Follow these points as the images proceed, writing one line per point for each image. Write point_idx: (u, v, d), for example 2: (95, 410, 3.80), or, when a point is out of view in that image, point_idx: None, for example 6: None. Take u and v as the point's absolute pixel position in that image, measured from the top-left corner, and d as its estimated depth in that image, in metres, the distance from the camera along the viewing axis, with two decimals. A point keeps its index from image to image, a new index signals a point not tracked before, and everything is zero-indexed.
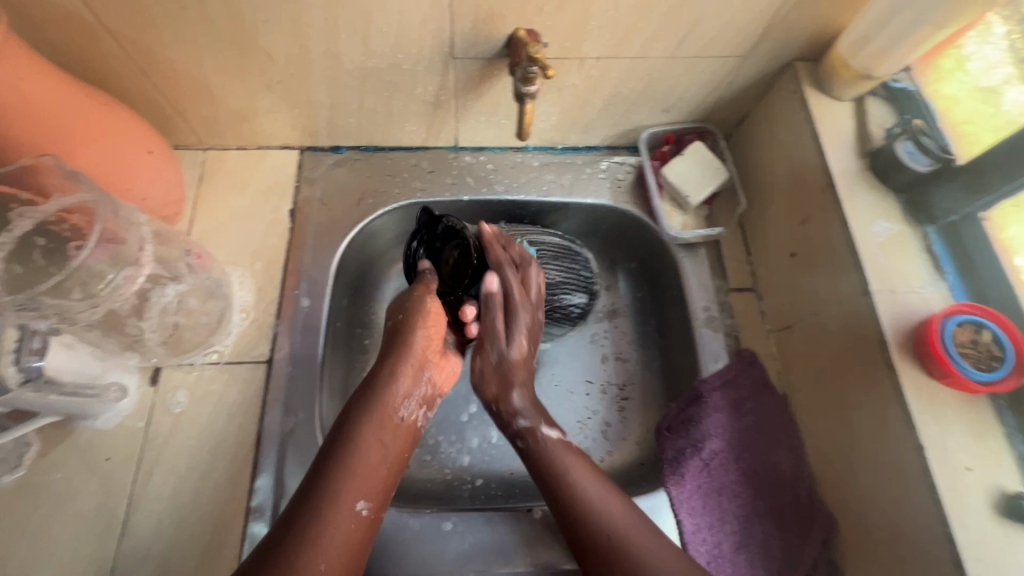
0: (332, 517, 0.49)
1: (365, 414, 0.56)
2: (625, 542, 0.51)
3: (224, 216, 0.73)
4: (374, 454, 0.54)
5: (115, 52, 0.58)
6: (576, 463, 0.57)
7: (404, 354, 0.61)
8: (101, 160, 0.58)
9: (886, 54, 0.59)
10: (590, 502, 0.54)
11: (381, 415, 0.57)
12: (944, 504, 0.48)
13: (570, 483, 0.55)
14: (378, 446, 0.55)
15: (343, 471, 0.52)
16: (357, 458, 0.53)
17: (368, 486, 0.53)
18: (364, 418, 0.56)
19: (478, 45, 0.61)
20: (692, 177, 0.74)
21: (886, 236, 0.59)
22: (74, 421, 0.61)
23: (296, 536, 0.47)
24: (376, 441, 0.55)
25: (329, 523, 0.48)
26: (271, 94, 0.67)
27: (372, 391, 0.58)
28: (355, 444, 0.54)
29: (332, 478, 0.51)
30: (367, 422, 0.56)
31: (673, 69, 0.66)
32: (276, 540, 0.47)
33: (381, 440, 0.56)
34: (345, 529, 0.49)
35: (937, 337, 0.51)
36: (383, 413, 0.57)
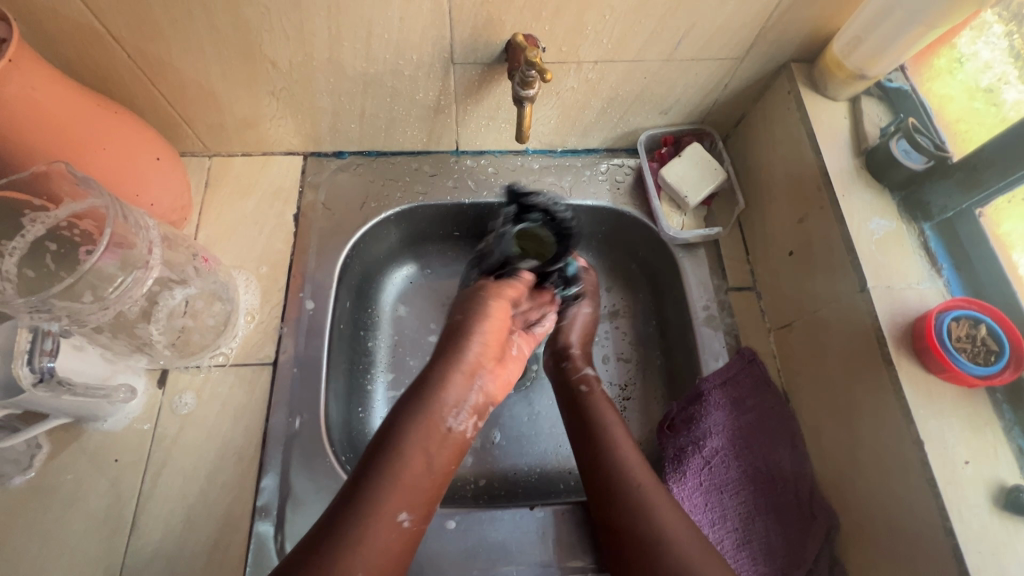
0: (372, 526, 0.48)
1: (419, 415, 0.54)
2: (646, 497, 0.54)
3: (230, 221, 0.74)
4: (418, 465, 0.52)
5: (123, 62, 0.60)
6: (618, 426, 0.61)
7: (456, 359, 0.57)
8: (110, 168, 0.60)
9: (879, 55, 0.60)
10: (624, 461, 0.57)
11: (430, 421, 0.54)
12: (942, 498, 0.48)
13: (610, 442, 0.59)
14: (424, 455, 0.53)
15: (387, 480, 0.50)
16: (400, 468, 0.51)
17: (410, 497, 0.51)
18: (416, 423, 0.53)
19: (478, 50, 0.62)
20: (690, 178, 0.75)
21: (882, 233, 0.59)
22: (83, 423, 0.62)
23: (336, 545, 0.46)
24: (424, 449, 0.53)
25: (367, 535, 0.48)
26: (276, 101, 0.68)
27: (420, 393, 0.55)
28: (401, 453, 0.52)
29: (374, 487, 0.50)
30: (419, 427, 0.53)
31: (671, 71, 0.67)
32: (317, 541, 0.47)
33: (429, 448, 0.53)
34: (384, 539, 0.49)
35: (933, 333, 0.52)
36: (436, 418, 0.54)
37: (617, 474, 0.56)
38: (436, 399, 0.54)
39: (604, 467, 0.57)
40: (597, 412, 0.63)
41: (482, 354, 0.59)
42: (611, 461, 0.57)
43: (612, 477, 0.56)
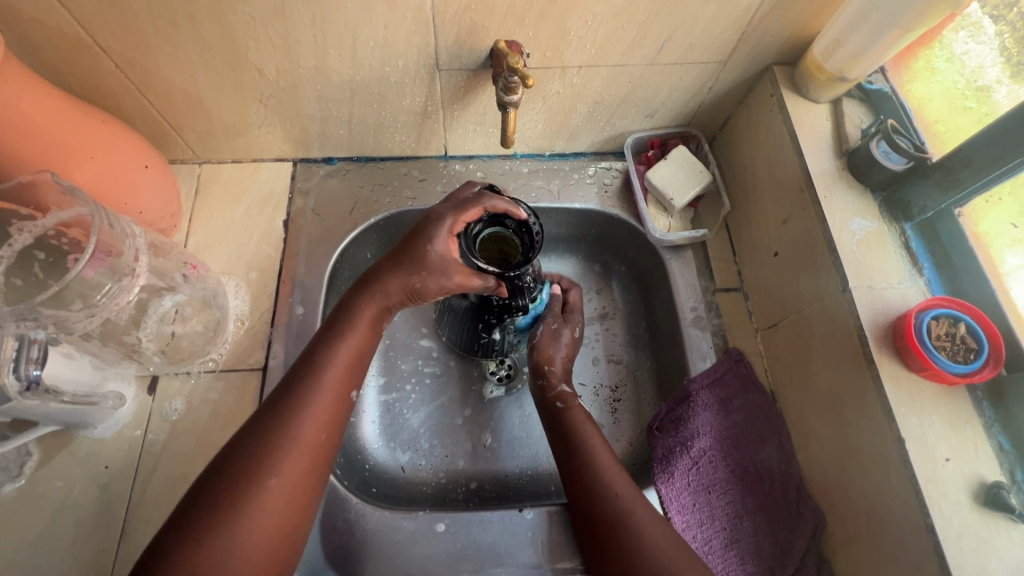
0: (295, 430, 0.51)
1: (338, 334, 0.58)
2: (628, 509, 0.54)
3: (219, 227, 0.75)
4: (337, 374, 0.55)
5: (111, 71, 0.60)
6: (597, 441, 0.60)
7: (398, 285, 0.60)
8: (99, 177, 0.60)
9: (859, 57, 0.60)
10: (602, 471, 0.57)
11: (348, 339, 0.58)
12: (924, 495, 0.49)
13: (587, 453, 0.59)
14: (342, 367, 0.56)
15: (306, 389, 0.53)
16: (321, 375, 0.55)
17: (329, 405, 0.54)
18: (334, 338, 0.57)
19: (462, 56, 0.63)
20: (676, 180, 0.76)
21: (864, 233, 0.60)
22: (73, 430, 0.62)
23: (258, 448, 0.49)
24: (343, 363, 0.56)
25: (290, 440, 0.50)
26: (264, 108, 0.69)
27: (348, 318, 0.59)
28: (322, 364, 0.55)
29: (295, 392, 0.53)
30: (337, 343, 0.57)
31: (654, 75, 0.68)
32: (239, 446, 0.50)
33: (346, 363, 0.57)
34: (306, 442, 0.51)
35: (913, 332, 0.52)
36: (354, 336, 0.58)
37: (596, 483, 0.56)
38: (355, 320, 0.59)
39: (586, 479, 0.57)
40: (577, 427, 0.62)
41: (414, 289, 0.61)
42: (589, 471, 0.57)
43: (589, 487, 0.56)
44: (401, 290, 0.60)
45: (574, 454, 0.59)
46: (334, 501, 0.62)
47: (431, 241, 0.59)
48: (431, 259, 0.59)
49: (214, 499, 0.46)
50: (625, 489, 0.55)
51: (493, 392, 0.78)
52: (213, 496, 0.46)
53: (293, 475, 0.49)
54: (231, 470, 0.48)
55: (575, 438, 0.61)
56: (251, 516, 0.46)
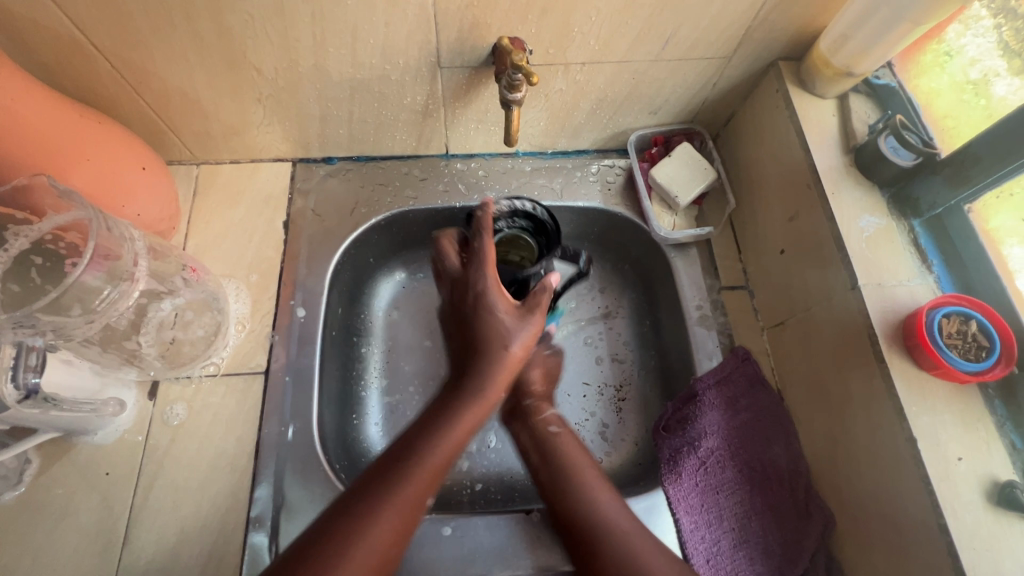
0: (366, 539, 0.44)
1: (439, 427, 0.52)
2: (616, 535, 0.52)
3: (219, 229, 0.74)
4: (425, 481, 0.49)
5: (106, 71, 0.59)
6: (587, 466, 0.59)
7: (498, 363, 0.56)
8: (95, 180, 0.59)
9: (866, 52, 0.60)
10: (593, 497, 0.55)
11: (446, 436, 0.52)
12: (937, 495, 0.48)
13: (582, 485, 0.56)
14: (433, 470, 0.50)
15: (388, 491, 0.47)
16: (411, 479, 0.48)
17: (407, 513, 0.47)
18: (430, 435, 0.51)
19: (464, 54, 0.62)
20: (681, 177, 0.75)
21: (872, 230, 0.59)
22: (73, 437, 0.61)
23: (323, 555, 0.43)
24: (435, 465, 0.50)
25: (359, 547, 0.44)
26: (263, 107, 0.68)
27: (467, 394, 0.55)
28: (412, 466, 0.49)
29: (381, 491, 0.47)
30: (435, 440, 0.51)
31: (659, 72, 0.67)
32: (303, 547, 0.43)
33: (439, 465, 0.51)
34: (376, 556, 0.44)
35: (924, 329, 0.52)
36: (452, 435, 0.52)
37: (586, 509, 0.54)
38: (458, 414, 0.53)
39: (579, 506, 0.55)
40: (565, 448, 0.61)
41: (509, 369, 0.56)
42: (580, 498, 0.55)
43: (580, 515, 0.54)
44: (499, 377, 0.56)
45: (569, 478, 0.57)
46: None
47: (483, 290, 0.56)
48: (511, 326, 0.56)
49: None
50: (629, 523, 0.53)
51: None
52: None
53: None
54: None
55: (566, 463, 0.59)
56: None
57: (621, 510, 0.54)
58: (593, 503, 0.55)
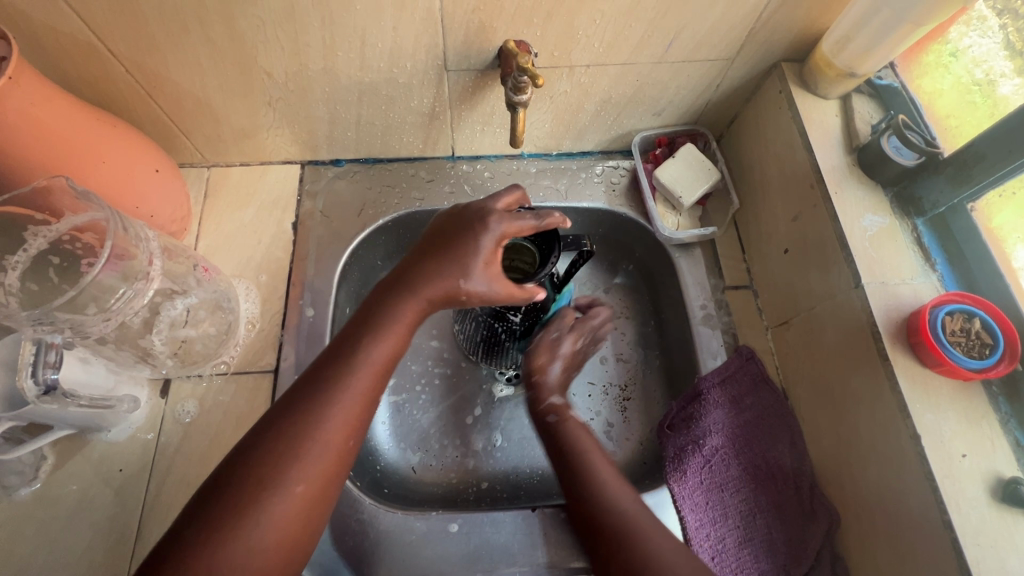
0: (306, 448, 0.47)
1: (377, 326, 0.52)
2: (632, 524, 0.52)
3: (229, 230, 0.75)
4: (369, 379, 0.51)
5: (121, 76, 0.61)
6: (596, 452, 0.60)
7: (432, 275, 0.54)
8: (110, 181, 0.60)
9: (868, 54, 0.60)
10: (603, 490, 0.56)
11: (386, 337, 0.52)
12: (940, 492, 0.49)
13: (590, 468, 0.58)
14: (376, 369, 0.51)
15: (334, 391, 0.49)
16: (356, 377, 0.50)
17: (359, 408, 0.50)
18: (368, 336, 0.52)
19: (470, 57, 0.63)
20: (685, 178, 0.76)
21: (875, 230, 0.60)
22: (87, 434, 0.62)
23: (278, 451, 0.46)
24: (376, 366, 0.51)
25: (313, 445, 0.47)
26: (273, 110, 0.69)
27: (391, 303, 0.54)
28: (354, 365, 0.50)
29: (326, 392, 0.49)
30: (375, 342, 0.52)
31: (662, 73, 0.68)
32: (255, 444, 0.47)
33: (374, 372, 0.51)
34: (330, 447, 0.48)
35: (928, 328, 0.52)
36: (391, 335, 0.53)
37: (598, 502, 0.55)
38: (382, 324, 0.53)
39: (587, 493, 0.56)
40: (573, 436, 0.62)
41: (452, 290, 0.54)
42: (592, 488, 0.56)
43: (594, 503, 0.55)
44: (441, 289, 0.54)
45: (575, 463, 0.59)
46: (346, 502, 0.62)
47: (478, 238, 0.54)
48: (476, 270, 0.54)
49: (228, 499, 0.44)
50: (630, 505, 0.55)
51: (502, 391, 0.79)
52: (229, 496, 0.44)
53: (315, 481, 0.47)
54: (250, 467, 0.45)
55: (573, 451, 0.60)
56: (268, 519, 0.44)
57: (635, 501, 0.55)
58: (597, 487, 0.56)
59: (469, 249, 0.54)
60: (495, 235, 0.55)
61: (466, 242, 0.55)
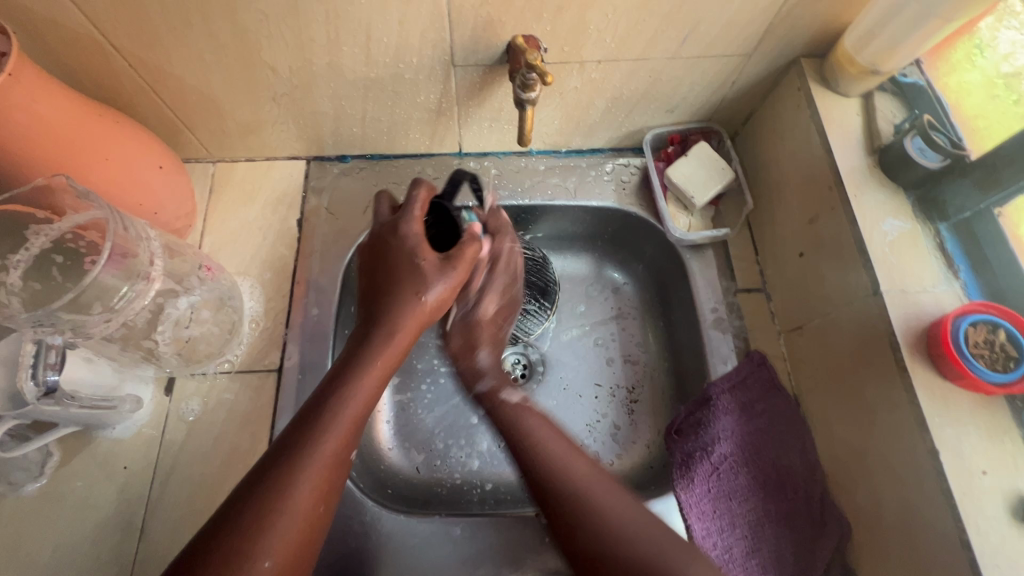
0: (280, 519, 0.43)
1: (347, 382, 0.50)
2: (584, 490, 0.51)
3: (234, 227, 0.74)
4: (340, 439, 0.48)
5: (125, 70, 0.60)
6: (541, 425, 0.58)
7: (405, 317, 0.52)
8: (110, 178, 0.60)
9: (893, 50, 0.58)
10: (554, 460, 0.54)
11: (358, 391, 0.50)
12: (958, 510, 0.47)
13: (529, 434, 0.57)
14: (348, 426, 0.49)
15: (307, 454, 0.46)
16: (326, 438, 0.47)
17: (331, 470, 0.47)
18: (339, 392, 0.49)
19: (478, 52, 0.61)
20: (697, 177, 0.74)
21: (896, 234, 0.58)
22: (92, 431, 0.62)
23: (253, 522, 0.42)
24: (347, 424, 0.49)
25: (284, 514, 0.43)
26: (277, 106, 0.68)
27: (360, 357, 0.51)
28: (323, 425, 0.47)
29: (297, 455, 0.46)
30: (345, 396, 0.49)
31: (676, 69, 0.66)
32: (225, 519, 0.42)
33: (346, 434, 0.48)
34: (304, 518, 0.44)
35: (949, 338, 0.50)
36: (363, 388, 0.50)
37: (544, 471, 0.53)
38: (354, 381, 0.50)
39: (537, 465, 0.54)
40: (511, 407, 0.61)
41: (420, 317, 0.53)
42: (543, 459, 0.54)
43: (550, 469, 0.53)
44: (411, 322, 0.53)
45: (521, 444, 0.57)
46: (349, 503, 0.62)
47: (407, 238, 0.55)
48: (427, 274, 0.54)
49: None
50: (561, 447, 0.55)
51: None
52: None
53: (287, 555, 0.43)
54: (218, 547, 0.41)
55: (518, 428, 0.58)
56: None
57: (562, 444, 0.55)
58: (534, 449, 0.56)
59: (412, 263, 0.54)
60: (415, 231, 0.56)
61: (402, 256, 0.55)
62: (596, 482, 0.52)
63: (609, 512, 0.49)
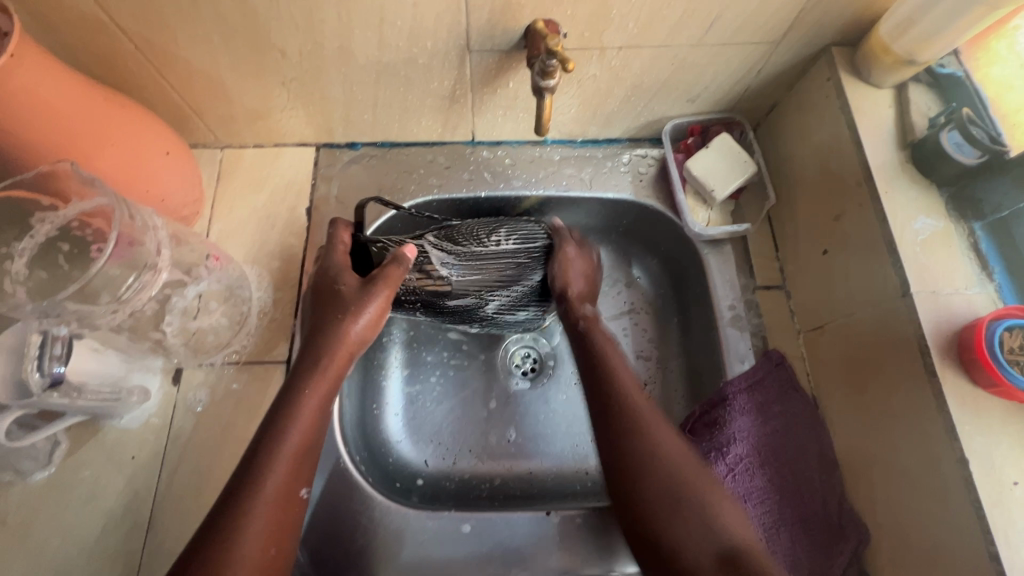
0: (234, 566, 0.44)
1: (284, 420, 0.51)
2: (646, 428, 0.52)
3: (241, 216, 0.73)
4: (287, 468, 0.49)
5: (131, 53, 0.58)
6: (608, 341, 0.60)
7: (333, 347, 0.55)
8: (121, 169, 0.58)
9: (931, 40, 0.55)
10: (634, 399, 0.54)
11: (297, 421, 0.51)
12: (988, 522, 0.45)
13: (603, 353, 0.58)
14: (293, 454, 0.50)
15: (259, 483, 0.47)
16: (272, 468, 0.48)
17: (283, 498, 0.48)
18: (283, 423, 0.51)
19: (495, 37, 0.59)
20: (718, 170, 0.71)
21: (928, 233, 0.55)
22: (100, 420, 0.62)
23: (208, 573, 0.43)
24: (291, 455, 0.50)
25: (235, 557, 0.44)
26: (287, 91, 0.66)
27: (292, 396, 0.52)
28: (264, 466, 0.48)
29: (245, 488, 0.47)
30: (280, 434, 0.50)
31: (700, 57, 0.63)
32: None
33: (291, 470, 0.49)
34: (257, 561, 0.45)
35: (984, 344, 0.48)
36: (302, 416, 0.51)
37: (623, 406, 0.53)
38: (287, 419, 0.51)
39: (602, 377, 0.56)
40: (597, 338, 0.60)
41: (348, 346, 0.55)
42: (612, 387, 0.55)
43: (611, 384, 0.55)
44: (338, 350, 0.55)
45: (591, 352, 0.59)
46: (358, 498, 0.62)
47: (329, 275, 0.59)
48: (347, 300, 0.56)
49: None
50: (619, 359, 0.58)
51: (518, 385, 0.77)
52: None
53: None
54: None
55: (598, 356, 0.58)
56: None
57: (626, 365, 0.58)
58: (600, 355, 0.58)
59: (333, 298, 0.57)
60: (335, 265, 0.60)
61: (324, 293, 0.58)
62: (651, 415, 0.53)
63: (659, 441, 0.51)
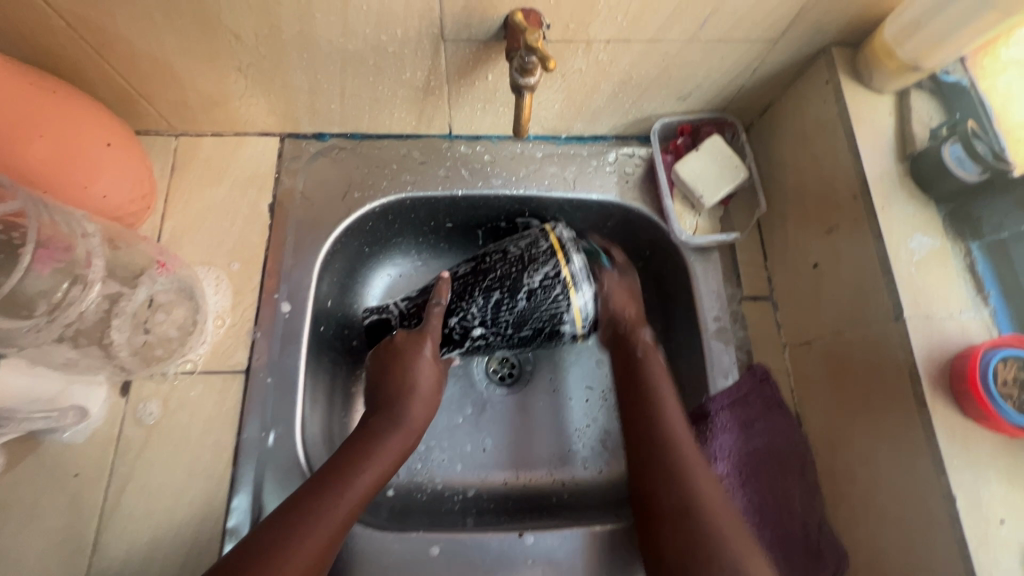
0: None
1: (346, 473, 0.53)
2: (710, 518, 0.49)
3: (198, 212, 0.67)
4: (326, 534, 0.49)
5: (63, 31, 0.52)
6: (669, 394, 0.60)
7: (406, 415, 0.59)
8: (51, 158, 0.52)
9: (938, 45, 0.52)
10: (694, 482, 0.52)
11: (347, 496, 0.51)
12: (972, 561, 0.44)
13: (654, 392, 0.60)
14: (337, 525, 0.50)
15: (310, 524, 0.48)
16: (316, 530, 0.48)
17: (308, 569, 0.47)
18: (336, 487, 0.51)
19: (471, 26, 0.53)
20: (708, 174, 0.67)
21: (924, 252, 0.53)
22: (41, 434, 0.57)
23: None
24: (316, 551, 0.48)
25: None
26: (244, 77, 0.60)
27: (361, 449, 0.55)
28: (320, 511, 0.49)
29: (298, 525, 0.48)
30: (340, 490, 0.51)
31: (693, 54, 0.59)
32: None
33: (339, 523, 0.50)
34: None
35: (977, 376, 0.46)
36: (358, 486, 0.52)
37: (673, 450, 0.55)
38: (354, 474, 0.53)
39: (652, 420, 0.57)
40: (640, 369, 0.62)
41: (412, 428, 0.59)
42: (664, 434, 0.56)
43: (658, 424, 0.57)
44: (393, 445, 0.57)
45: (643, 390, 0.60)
46: None
47: (419, 353, 0.61)
48: (421, 376, 0.60)
49: None
50: (676, 411, 0.58)
51: (495, 392, 0.74)
52: None
53: None
54: None
55: (646, 388, 0.60)
56: None
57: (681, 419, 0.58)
58: (654, 399, 0.59)
59: (415, 365, 0.60)
60: (427, 350, 0.61)
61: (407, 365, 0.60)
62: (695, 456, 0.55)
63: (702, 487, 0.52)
